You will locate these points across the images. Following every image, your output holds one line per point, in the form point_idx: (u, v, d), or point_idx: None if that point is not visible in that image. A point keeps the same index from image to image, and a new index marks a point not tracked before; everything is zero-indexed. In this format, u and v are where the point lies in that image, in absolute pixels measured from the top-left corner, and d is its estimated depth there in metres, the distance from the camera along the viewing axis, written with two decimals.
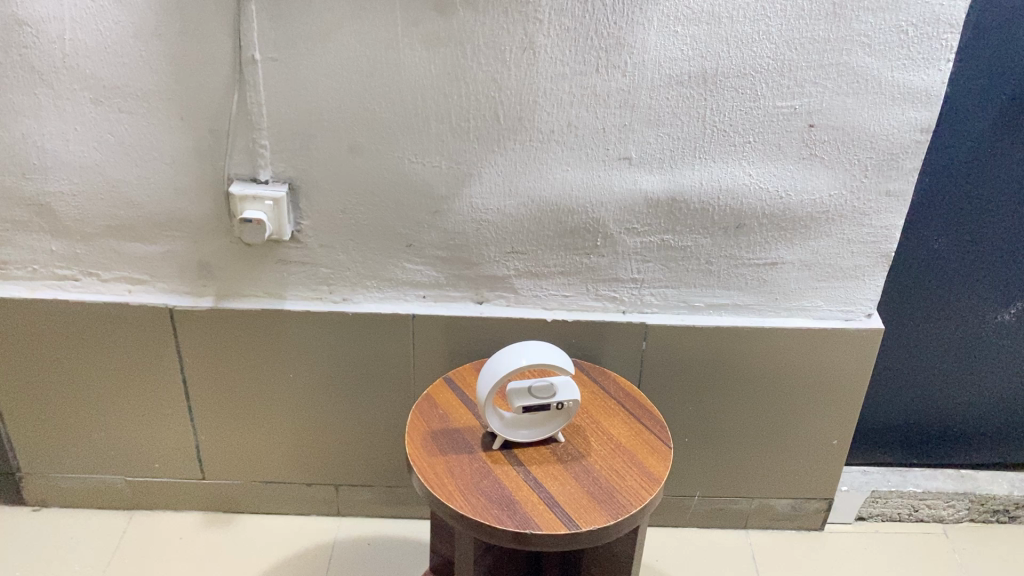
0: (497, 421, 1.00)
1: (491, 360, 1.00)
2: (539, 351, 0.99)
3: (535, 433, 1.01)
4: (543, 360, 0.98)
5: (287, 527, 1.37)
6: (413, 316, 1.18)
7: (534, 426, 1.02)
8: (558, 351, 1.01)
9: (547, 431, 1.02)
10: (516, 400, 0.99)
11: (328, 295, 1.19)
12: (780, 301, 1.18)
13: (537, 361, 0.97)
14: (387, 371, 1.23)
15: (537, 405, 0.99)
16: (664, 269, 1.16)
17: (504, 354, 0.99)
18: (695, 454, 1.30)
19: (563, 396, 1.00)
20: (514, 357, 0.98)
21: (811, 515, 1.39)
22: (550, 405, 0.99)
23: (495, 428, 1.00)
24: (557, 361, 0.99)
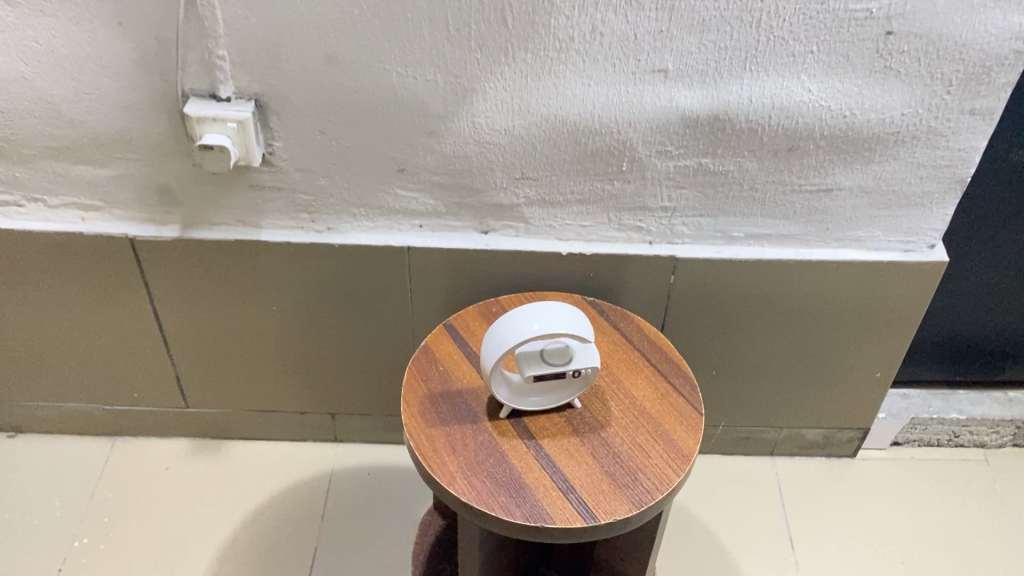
0: (504, 388, 0.88)
1: (498, 321, 0.86)
2: (555, 315, 0.84)
3: (548, 400, 0.89)
4: (561, 327, 0.83)
5: (281, 455, 1.28)
6: (408, 249, 1.03)
7: (546, 395, 0.89)
8: (577, 312, 0.86)
9: (561, 397, 0.89)
10: (526, 369, 0.85)
11: (310, 224, 1.03)
12: (832, 231, 1.03)
13: (554, 329, 0.83)
14: (382, 302, 1.09)
15: (550, 375, 0.85)
16: (700, 196, 0.99)
17: (515, 317, 0.85)
18: (724, 385, 1.19)
19: (581, 364, 0.86)
20: (527, 321, 0.84)
21: (844, 444, 1.29)
22: (566, 374, 0.86)
23: (501, 398, 0.87)
24: (576, 326, 0.84)
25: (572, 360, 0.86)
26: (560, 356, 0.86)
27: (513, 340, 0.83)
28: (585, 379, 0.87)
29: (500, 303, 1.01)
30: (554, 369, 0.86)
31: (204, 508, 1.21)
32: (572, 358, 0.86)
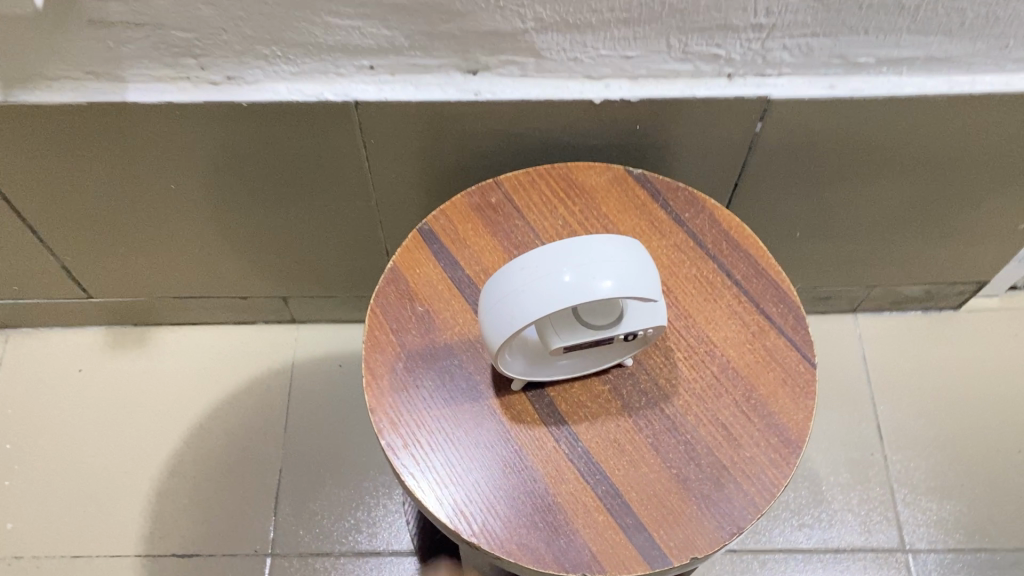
0: (518, 359, 0.57)
1: (508, 267, 0.53)
2: (598, 259, 0.52)
3: (584, 364, 0.58)
4: (611, 280, 0.51)
5: (225, 342, 1.00)
6: (355, 104, 0.67)
7: (579, 361, 0.58)
8: (629, 241, 0.54)
9: (604, 359, 0.58)
10: (554, 340, 0.54)
11: (200, 73, 0.66)
12: (1011, 49, 0.66)
13: (601, 288, 0.51)
14: (330, 171, 0.76)
15: (590, 340, 0.54)
16: (819, 8, 0.61)
17: (533, 264, 0.52)
18: (805, 242, 0.89)
19: (637, 324, 0.54)
20: (554, 274, 0.51)
21: (950, 296, 1.00)
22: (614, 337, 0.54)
23: (513, 374, 0.57)
24: (633, 275, 0.52)
25: (624, 318, 0.55)
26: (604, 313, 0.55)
27: (536, 309, 0.51)
28: (641, 337, 0.57)
29: (501, 189, 0.67)
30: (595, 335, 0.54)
31: (134, 422, 0.95)
32: (622, 313, 0.55)
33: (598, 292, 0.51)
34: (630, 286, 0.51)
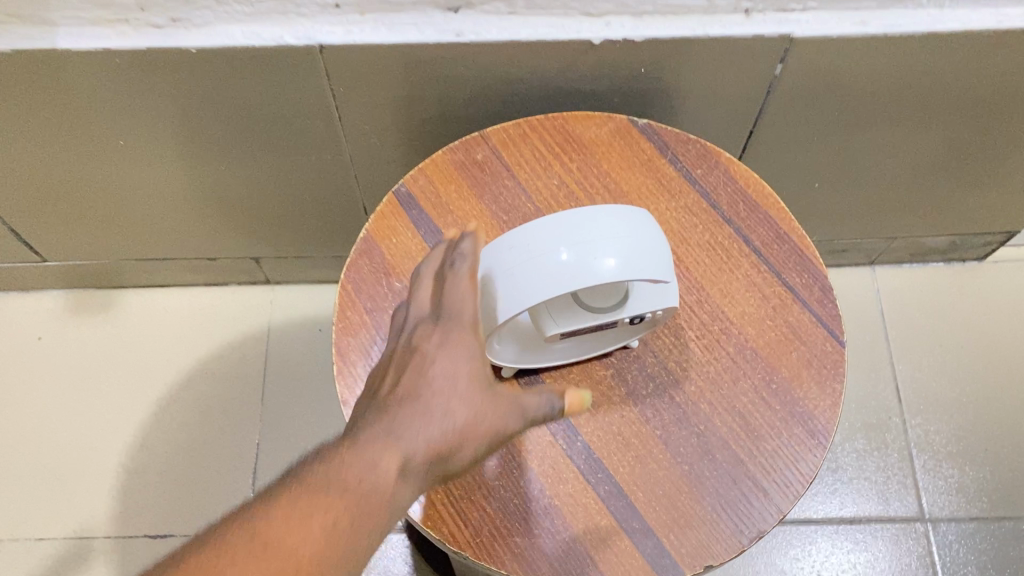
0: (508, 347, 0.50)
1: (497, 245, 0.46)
2: (601, 234, 0.44)
3: (582, 349, 0.52)
4: (616, 260, 0.44)
5: (196, 306, 0.93)
6: (321, 48, 0.59)
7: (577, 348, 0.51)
8: (636, 211, 0.47)
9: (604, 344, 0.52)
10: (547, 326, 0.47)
11: (140, 15, 0.58)
12: None
13: (605, 269, 0.43)
14: (298, 123, 0.68)
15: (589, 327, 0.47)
16: None
17: (525, 240, 0.45)
18: (823, 192, 0.81)
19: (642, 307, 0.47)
20: (550, 253, 0.44)
21: (977, 247, 0.93)
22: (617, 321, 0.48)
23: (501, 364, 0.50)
24: (640, 253, 0.45)
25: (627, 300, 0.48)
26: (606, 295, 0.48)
27: (529, 293, 0.44)
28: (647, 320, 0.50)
29: (489, 144, 0.60)
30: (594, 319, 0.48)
31: (100, 394, 0.89)
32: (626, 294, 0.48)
33: (601, 274, 0.43)
34: (638, 266, 0.44)
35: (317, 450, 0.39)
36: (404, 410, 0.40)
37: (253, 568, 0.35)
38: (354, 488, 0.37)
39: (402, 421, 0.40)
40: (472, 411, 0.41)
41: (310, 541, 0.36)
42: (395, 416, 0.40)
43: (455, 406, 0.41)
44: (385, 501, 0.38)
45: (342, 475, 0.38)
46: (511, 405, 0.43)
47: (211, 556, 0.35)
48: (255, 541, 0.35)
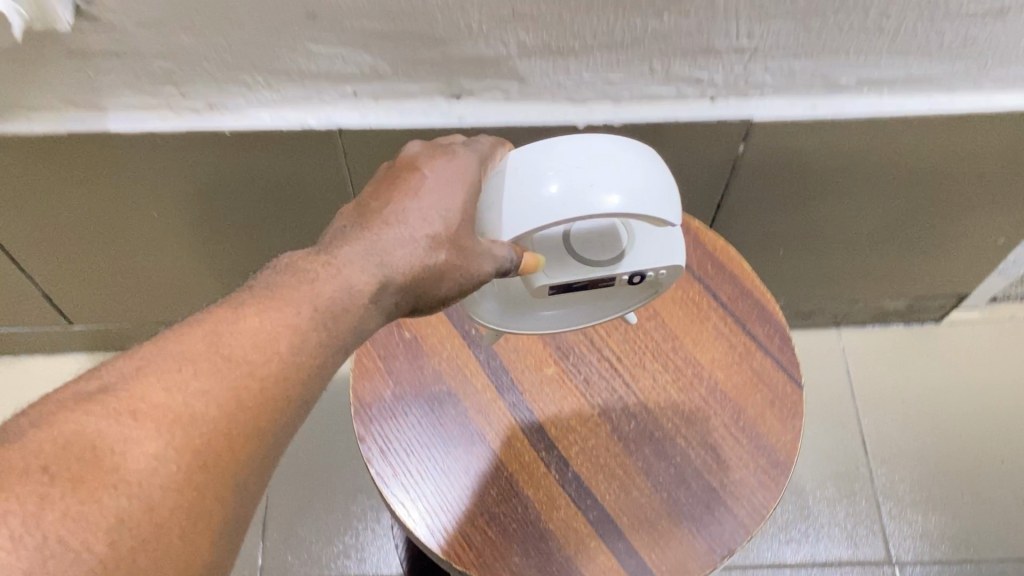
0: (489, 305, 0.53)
1: (507, 163, 0.46)
2: (599, 169, 0.43)
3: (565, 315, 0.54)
4: (617, 195, 0.43)
5: None
6: (340, 131, 0.67)
7: (573, 302, 0.54)
8: (648, 155, 0.45)
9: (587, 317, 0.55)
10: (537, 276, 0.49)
11: (181, 103, 0.66)
12: (990, 69, 0.67)
13: (604, 204, 0.42)
14: (317, 198, 0.76)
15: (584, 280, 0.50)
16: (798, 31, 0.61)
17: (525, 170, 0.44)
18: (789, 260, 0.90)
19: (640, 266, 0.50)
20: (547, 181, 0.43)
21: (931, 309, 1.00)
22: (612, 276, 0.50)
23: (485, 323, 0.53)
24: (639, 179, 0.44)
25: (626, 256, 0.50)
26: (604, 249, 0.50)
27: (517, 226, 0.44)
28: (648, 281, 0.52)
29: None
30: (585, 274, 0.49)
31: None
32: (623, 252, 0.50)
33: (601, 208, 0.42)
34: (639, 203, 0.43)
35: (277, 271, 0.42)
36: (391, 227, 0.44)
37: (207, 385, 0.36)
38: (324, 298, 0.40)
39: (387, 235, 0.43)
40: (457, 243, 0.44)
41: (275, 361, 0.38)
42: (382, 233, 0.43)
43: (434, 236, 0.44)
44: (355, 323, 0.41)
45: (319, 286, 0.41)
46: (496, 251, 0.44)
47: (166, 367, 0.36)
48: (219, 357, 0.37)
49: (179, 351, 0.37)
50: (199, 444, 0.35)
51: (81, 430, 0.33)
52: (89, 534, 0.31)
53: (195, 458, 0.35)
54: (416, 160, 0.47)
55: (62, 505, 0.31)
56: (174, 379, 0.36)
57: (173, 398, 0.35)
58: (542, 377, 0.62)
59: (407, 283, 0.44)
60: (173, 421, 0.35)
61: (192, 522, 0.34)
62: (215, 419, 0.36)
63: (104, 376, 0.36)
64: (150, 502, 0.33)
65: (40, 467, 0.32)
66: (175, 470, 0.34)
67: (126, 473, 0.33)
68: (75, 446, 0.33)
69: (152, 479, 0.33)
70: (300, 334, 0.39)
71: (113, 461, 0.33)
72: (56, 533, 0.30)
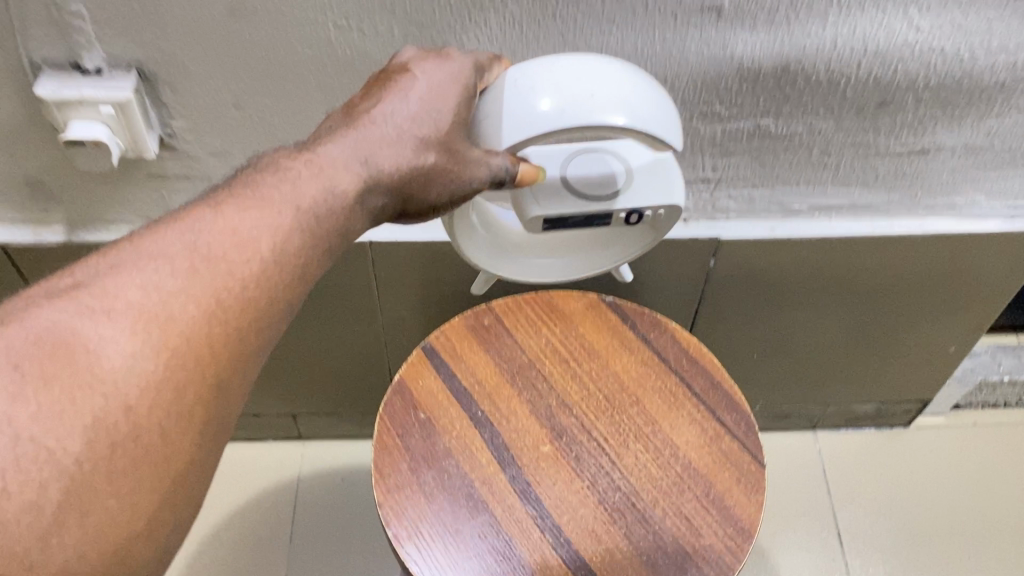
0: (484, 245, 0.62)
1: (509, 78, 0.49)
2: (603, 90, 0.47)
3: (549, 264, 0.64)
4: (621, 114, 0.47)
5: (236, 455, 1.11)
6: (369, 244, 0.79)
7: (560, 232, 0.61)
8: (644, 78, 0.49)
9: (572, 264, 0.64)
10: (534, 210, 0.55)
11: None
12: (920, 198, 0.79)
13: (610, 121, 0.46)
14: (345, 303, 0.87)
15: (578, 215, 0.56)
16: (753, 164, 0.74)
17: (530, 85, 0.48)
18: (763, 364, 1.00)
19: (636, 204, 0.55)
20: (553, 96, 0.47)
21: (898, 413, 1.10)
22: (606, 212, 0.56)
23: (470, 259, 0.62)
24: (639, 104, 0.47)
25: (621, 196, 0.56)
26: (600, 187, 0.55)
27: (521, 136, 0.48)
28: (640, 219, 0.58)
29: (493, 312, 0.79)
30: (580, 208, 0.55)
31: None
32: (618, 190, 0.56)
33: (607, 124, 0.46)
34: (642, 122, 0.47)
35: (259, 173, 0.45)
36: (377, 125, 0.47)
37: (186, 282, 0.40)
38: (308, 197, 0.44)
39: (375, 133, 0.46)
40: (447, 150, 0.48)
41: (254, 262, 0.42)
42: (370, 132, 0.46)
43: (422, 141, 0.47)
44: (336, 226, 0.45)
45: (301, 187, 0.44)
46: (491, 160, 0.48)
47: (141, 264, 0.40)
48: (195, 260, 0.41)
49: (159, 250, 0.41)
50: (174, 343, 0.39)
51: (59, 326, 0.37)
52: (66, 429, 0.35)
53: (168, 356, 0.38)
54: (408, 62, 0.49)
55: (38, 401, 0.35)
56: (150, 282, 0.39)
57: (148, 299, 0.39)
58: (540, 454, 0.71)
59: (397, 186, 0.47)
60: (147, 321, 0.38)
61: (167, 417, 0.38)
62: (190, 321, 0.39)
63: (82, 273, 0.40)
64: (124, 397, 0.37)
65: (15, 363, 0.35)
66: (151, 366, 0.38)
67: (100, 372, 0.37)
68: (52, 341, 0.37)
69: (126, 373, 0.37)
70: (279, 236, 0.43)
71: (90, 358, 0.37)
72: (30, 430, 0.34)
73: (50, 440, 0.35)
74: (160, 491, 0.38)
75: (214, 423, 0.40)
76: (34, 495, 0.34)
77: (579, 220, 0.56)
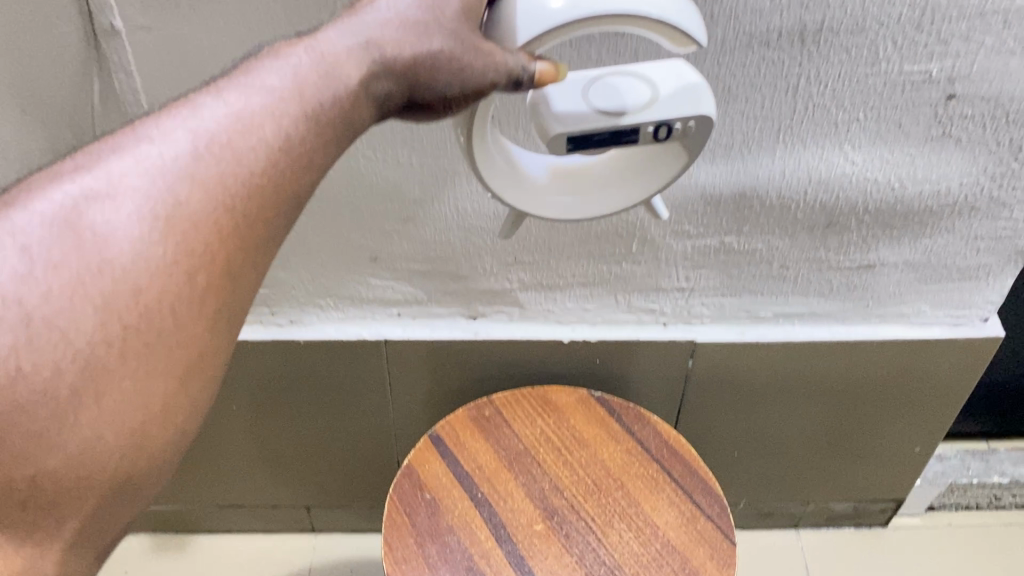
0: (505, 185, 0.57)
1: None
2: None
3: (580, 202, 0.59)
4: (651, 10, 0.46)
5: (253, 548, 1.18)
6: (385, 341, 0.90)
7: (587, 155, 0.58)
8: None
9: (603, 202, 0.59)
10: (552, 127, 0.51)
11: (270, 318, 0.90)
12: (872, 307, 0.90)
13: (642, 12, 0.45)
14: (361, 397, 0.97)
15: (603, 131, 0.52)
16: (721, 276, 0.86)
17: None
18: (744, 464, 1.08)
19: (662, 115, 0.52)
20: None
21: (876, 513, 1.17)
22: (631, 127, 0.52)
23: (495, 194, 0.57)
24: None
25: (647, 111, 0.52)
26: (622, 104, 0.52)
27: (538, 28, 0.45)
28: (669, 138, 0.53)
29: (494, 405, 0.88)
30: (610, 122, 0.52)
31: None
32: (643, 106, 0.52)
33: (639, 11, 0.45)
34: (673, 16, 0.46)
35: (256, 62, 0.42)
36: (378, 12, 0.43)
37: (190, 168, 0.37)
38: (310, 83, 0.41)
39: (375, 20, 0.43)
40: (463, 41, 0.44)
41: (261, 148, 0.39)
42: (380, 27, 0.43)
43: (430, 27, 0.43)
44: (346, 115, 0.42)
45: (302, 77, 0.41)
46: (504, 54, 0.45)
47: (144, 148, 0.37)
48: (199, 143, 0.38)
49: (160, 133, 0.38)
50: (183, 227, 0.37)
51: (62, 209, 0.35)
52: (74, 312, 0.34)
53: (177, 241, 0.36)
54: None
55: (47, 282, 0.34)
56: (155, 162, 0.37)
57: (151, 183, 0.37)
58: (533, 531, 0.79)
59: (408, 73, 0.43)
60: (151, 205, 0.36)
61: (178, 303, 0.37)
62: (196, 205, 0.37)
63: (85, 159, 0.38)
64: (132, 282, 0.35)
65: (24, 246, 0.34)
66: (161, 254, 0.36)
67: (107, 253, 0.35)
68: (59, 223, 0.35)
69: (136, 259, 0.35)
70: (284, 123, 0.40)
71: (97, 245, 0.35)
72: (40, 310, 0.34)
73: (60, 321, 0.34)
74: (176, 378, 0.37)
75: (227, 314, 0.39)
76: (48, 377, 0.34)
77: (603, 141, 0.53)
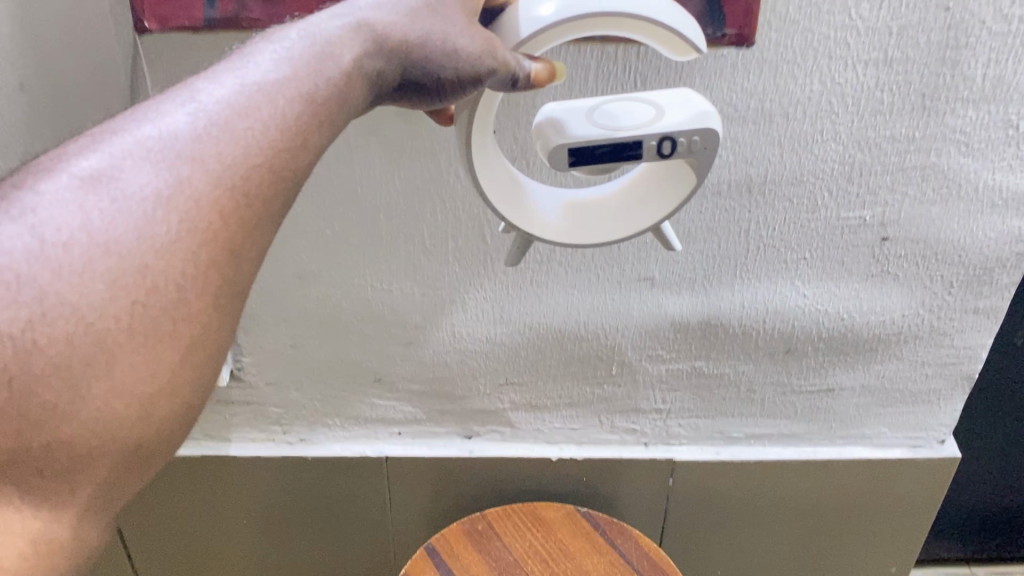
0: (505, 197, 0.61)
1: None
2: None
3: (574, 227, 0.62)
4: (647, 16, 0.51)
5: None
6: (386, 458, 0.98)
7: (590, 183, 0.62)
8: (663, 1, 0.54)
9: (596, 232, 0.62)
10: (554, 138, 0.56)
11: (282, 436, 0.98)
12: (836, 429, 0.97)
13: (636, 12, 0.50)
14: (365, 514, 1.03)
15: (603, 141, 0.56)
16: (694, 398, 0.94)
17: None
18: None
19: (662, 129, 0.56)
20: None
21: None
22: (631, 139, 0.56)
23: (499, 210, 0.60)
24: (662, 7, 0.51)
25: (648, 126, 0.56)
26: (624, 120, 0.57)
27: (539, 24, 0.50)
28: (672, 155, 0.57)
29: (486, 520, 0.95)
30: (609, 135, 0.56)
31: None
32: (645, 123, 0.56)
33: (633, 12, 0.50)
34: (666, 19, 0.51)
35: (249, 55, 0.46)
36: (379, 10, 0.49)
37: (190, 148, 0.41)
38: (306, 73, 0.45)
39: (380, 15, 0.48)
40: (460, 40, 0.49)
41: (256, 127, 0.42)
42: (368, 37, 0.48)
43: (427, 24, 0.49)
44: (339, 95, 0.45)
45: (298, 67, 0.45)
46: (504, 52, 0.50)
47: (145, 137, 0.41)
48: (198, 127, 0.41)
49: (159, 120, 0.41)
50: (185, 207, 0.39)
51: (67, 192, 0.38)
52: (86, 287, 0.37)
53: (183, 220, 0.39)
54: None
55: (58, 262, 0.37)
56: (158, 145, 0.40)
57: (154, 167, 0.40)
58: None
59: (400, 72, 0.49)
60: (155, 189, 0.39)
61: (184, 278, 0.39)
62: (199, 185, 0.40)
63: (84, 148, 0.41)
64: (141, 260, 0.38)
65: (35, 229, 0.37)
66: (165, 233, 0.39)
67: (112, 235, 0.38)
68: (70, 201, 0.38)
69: (142, 235, 0.38)
70: (277, 105, 0.43)
71: (104, 228, 0.38)
72: (54, 290, 0.36)
73: (73, 297, 0.37)
74: (184, 353, 0.40)
75: (229, 285, 0.41)
76: (64, 349, 0.36)
77: (606, 153, 0.57)
